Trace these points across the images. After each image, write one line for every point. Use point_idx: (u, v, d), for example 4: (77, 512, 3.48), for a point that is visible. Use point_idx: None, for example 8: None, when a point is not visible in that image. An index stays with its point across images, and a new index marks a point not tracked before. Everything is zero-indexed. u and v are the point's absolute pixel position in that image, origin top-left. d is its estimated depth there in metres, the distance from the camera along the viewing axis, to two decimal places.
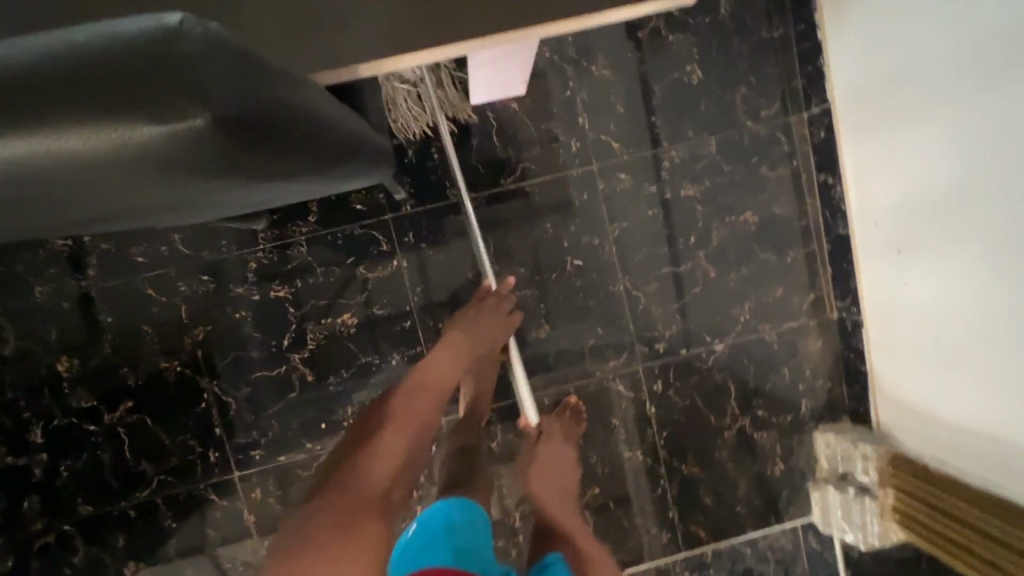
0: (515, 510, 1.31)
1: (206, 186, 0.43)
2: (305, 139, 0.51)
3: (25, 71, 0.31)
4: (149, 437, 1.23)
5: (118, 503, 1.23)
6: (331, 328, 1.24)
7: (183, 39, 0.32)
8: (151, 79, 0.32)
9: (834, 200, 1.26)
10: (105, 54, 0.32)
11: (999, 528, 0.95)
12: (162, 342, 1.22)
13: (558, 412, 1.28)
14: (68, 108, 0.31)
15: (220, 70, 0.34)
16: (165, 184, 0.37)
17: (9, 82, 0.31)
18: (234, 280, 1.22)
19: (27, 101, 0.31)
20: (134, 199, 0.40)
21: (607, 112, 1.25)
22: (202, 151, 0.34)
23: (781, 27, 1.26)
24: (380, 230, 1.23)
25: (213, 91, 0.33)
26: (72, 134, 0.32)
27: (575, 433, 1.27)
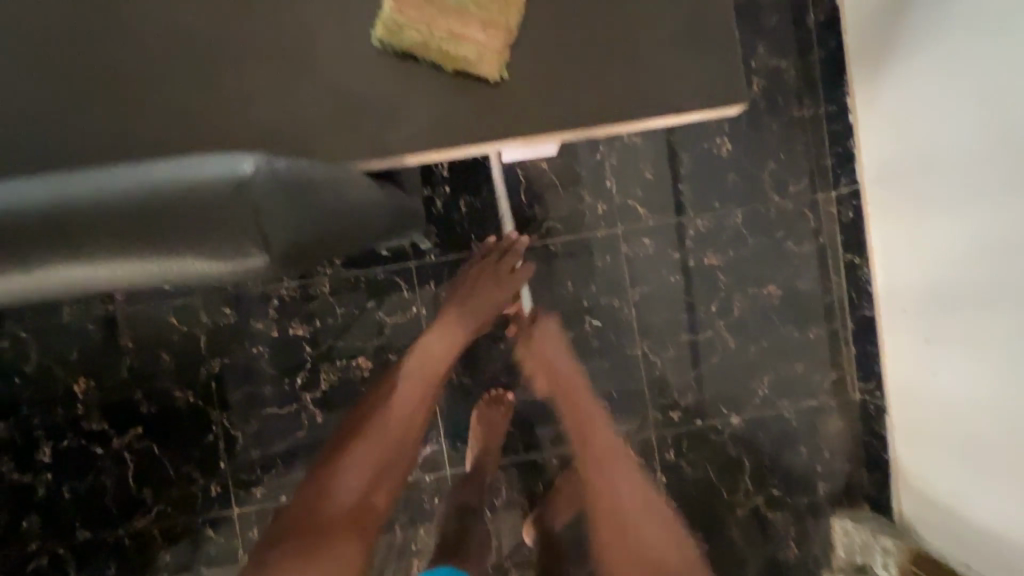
0: (514, 573, 1.26)
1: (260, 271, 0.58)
2: (344, 232, 0.63)
3: (135, 209, 0.46)
4: (154, 465, 1.22)
5: (114, 530, 1.22)
6: (345, 370, 1.24)
7: (251, 194, 0.47)
8: (227, 225, 0.46)
9: (860, 280, 1.25)
10: (195, 202, 0.46)
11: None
12: (178, 370, 1.23)
13: (564, 474, 1.25)
14: (162, 231, 0.46)
15: (279, 211, 0.49)
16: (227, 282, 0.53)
17: (124, 216, 0.46)
18: (255, 314, 1.23)
19: (136, 231, 0.46)
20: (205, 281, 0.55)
21: (635, 177, 1.27)
22: (260, 273, 0.49)
23: (812, 107, 1.28)
24: (402, 276, 1.25)
25: (273, 233, 0.48)
26: (166, 259, 0.47)
27: (578, 499, 1.22)
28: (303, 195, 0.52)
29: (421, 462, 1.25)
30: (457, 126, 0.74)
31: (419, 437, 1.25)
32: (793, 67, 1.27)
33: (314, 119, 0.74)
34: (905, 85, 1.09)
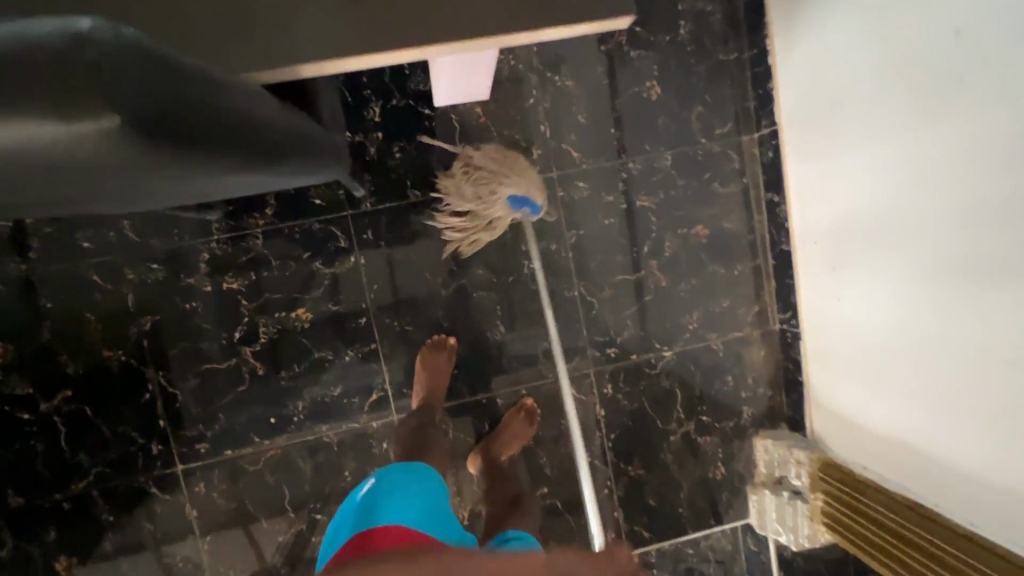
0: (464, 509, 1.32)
1: (140, 183, 0.45)
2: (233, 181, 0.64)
3: None
4: (88, 428, 1.19)
5: (51, 495, 1.19)
6: (285, 322, 1.23)
7: (91, 44, 0.33)
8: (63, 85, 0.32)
9: (778, 218, 1.33)
10: (25, 54, 0.31)
11: (958, 559, 0.94)
12: (106, 330, 1.19)
13: (513, 413, 1.29)
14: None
15: (134, 74, 0.36)
16: (82, 182, 0.39)
17: None
18: (186, 269, 1.20)
19: None
20: (64, 192, 0.42)
21: (569, 121, 1.28)
22: (119, 156, 0.36)
23: (737, 51, 1.32)
24: (338, 226, 1.23)
25: (127, 99, 0.35)
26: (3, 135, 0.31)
27: (525, 434, 1.29)
28: (176, 76, 0.41)
29: (368, 408, 1.28)
30: (355, 37, 0.71)
31: (365, 384, 1.27)
32: (719, 11, 1.30)
33: (203, 30, 0.69)
34: (823, 22, 1.12)
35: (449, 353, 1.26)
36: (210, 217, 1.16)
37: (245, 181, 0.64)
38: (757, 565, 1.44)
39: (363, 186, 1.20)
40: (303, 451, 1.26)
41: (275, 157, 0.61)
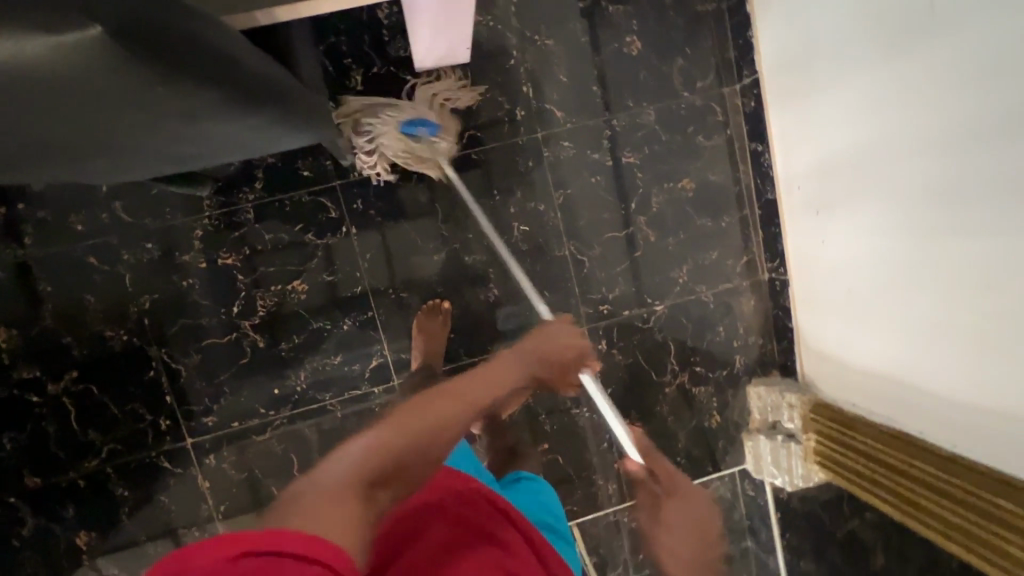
0: None
1: (132, 114, 0.51)
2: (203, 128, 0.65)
3: None
4: (97, 407, 1.22)
5: (66, 474, 1.22)
6: (282, 295, 1.25)
7: None
8: None
9: (763, 167, 1.34)
10: None
11: (929, 473, 1.01)
12: (107, 311, 1.21)
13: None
14: None
15: None
16: (80, 100, 0.45)
17: None
18: (180, 247, 1.21)
19: None
20: (68, 120, 0.47)
21: (551, 81, 1.29)
22: (100, 59, 0.41)
23: (715, 1, 1.32)
24: (327, 197, 1.25)
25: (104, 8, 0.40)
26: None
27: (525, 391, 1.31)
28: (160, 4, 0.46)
29: (369, 375, 1.31)
30: None
31: (364, 352, 1.30)
32: None
33: None
34: None
35: (444, 317, 1.29)
36: (201, 194, 1.18)
37: (231, 133, 0.69)
38: (755, 509, 1.49)
39: (349, 155, 1.21)
40: (308, 420, 1.29)
41: (261, 105, 0.66)
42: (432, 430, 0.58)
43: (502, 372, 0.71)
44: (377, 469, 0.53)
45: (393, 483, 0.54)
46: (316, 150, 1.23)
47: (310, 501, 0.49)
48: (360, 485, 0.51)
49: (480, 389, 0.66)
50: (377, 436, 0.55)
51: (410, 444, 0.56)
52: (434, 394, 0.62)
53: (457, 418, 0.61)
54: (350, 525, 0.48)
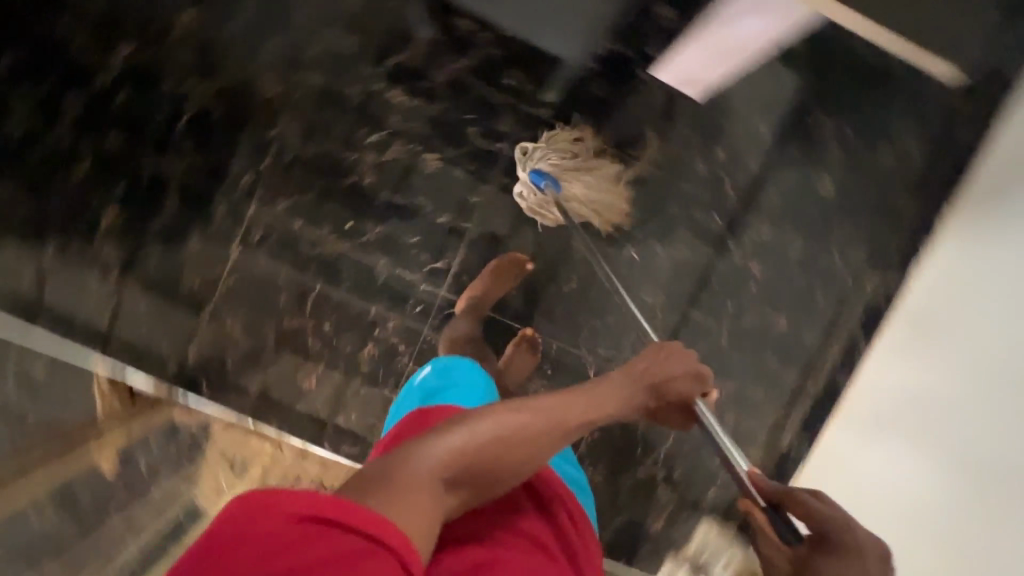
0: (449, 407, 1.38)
1: None
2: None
3: None
4: (208, 126, 1.25)
5: (141, 159, 1.23)
6: (414, 157, 1.30)
7: None
8: None
9: (849, 356, 1.39)
10: None
11: None
12: (277, 63, 1.25)
13: (518, 342, 1.34)
14: None
15: None
16: None
17: None
18: (370, 60, 1.26)
19: None
20: None
21: (742, 162, 1.35)
22: None
23: (914, 201, 1.36)
24: (508, 113, 1.30)
25: None
26: None
27: (527, 363, 1.33)
28: None
29: (427, 270, 1.35)
30: None
31: (438, 250, 1.35)
32: (921, 159, 1.35)
33: None
34: (1005, 221, 1.19)
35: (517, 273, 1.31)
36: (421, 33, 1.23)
37: None
38: None
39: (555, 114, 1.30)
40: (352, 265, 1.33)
41: None
42: (513, 443, 0.66)
43: (594, 403, 0.75)
44: (456, 467, 0.63)
45: (470, 486, 0.65)
46: (529, 70, 1.27)
47: (401, 484, 0.60)
48: (441, 483, 0.62)
49: (567, 419, 0.71)
50: (472, 437, 0.65)
51: (487, 457, 0.65)
52: (530, 414, 0.69)
53: (535, 430, 0.68)
54: (422, 517, 0.59)
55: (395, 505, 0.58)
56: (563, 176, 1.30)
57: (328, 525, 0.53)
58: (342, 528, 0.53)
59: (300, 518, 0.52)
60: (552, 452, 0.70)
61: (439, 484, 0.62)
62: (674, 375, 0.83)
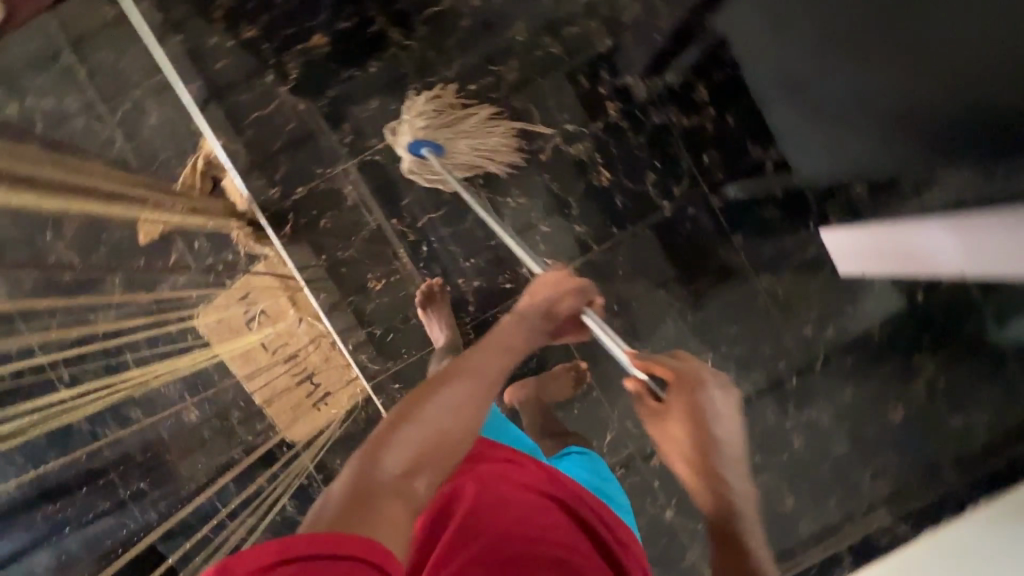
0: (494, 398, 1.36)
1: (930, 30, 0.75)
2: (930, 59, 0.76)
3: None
4: (448, 28, 1.31)
5: (378, 15, 1.29)
6: (590, 164, 1.33)
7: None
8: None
9: (826, 570, 1.40)
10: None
11: None
12: (536, 19, 1.32)
13: (565, 368, 1.36)
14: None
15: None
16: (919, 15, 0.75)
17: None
18: (609, 67, 1.32)
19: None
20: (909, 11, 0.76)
21: (841, 349, 1.40)
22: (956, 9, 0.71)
23: (960, 476, 1.39)
24: (687, 183, 1.35)
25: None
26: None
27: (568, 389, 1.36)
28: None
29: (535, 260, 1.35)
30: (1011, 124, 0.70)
31: (555, 250, 1.35)
32: (986, 445, 1.39)
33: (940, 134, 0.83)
34: None
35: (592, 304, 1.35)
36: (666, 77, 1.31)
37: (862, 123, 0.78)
38: None
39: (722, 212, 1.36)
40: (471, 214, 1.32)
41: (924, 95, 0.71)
42: (441, 414, 0.74)
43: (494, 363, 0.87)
44: (408, 457, 0.68)
45: (427, 467, 0.69)
46: (727, 162, 1.34)
47: (362, 497, 0.60)
48: (399, 476, 0.65)
49: (488, 380, 0.82)
50: (411, 428, 0.70)
51: (427, 432, 0.71)
52: (448, 382, 0.78)
53: (457, 396, 0.77)
54: (396, 517, 0.59)
55: (364, 516, 0.57)
56: (437, 135, 1.28)
57: (308, 559, 0.48)
58: (325, 555, 0.49)
59: (269, 564, 0.47)
60: (489, 407, 0.80)
61: (398, 481, 0.65)
62: (558, 296, 1.09)
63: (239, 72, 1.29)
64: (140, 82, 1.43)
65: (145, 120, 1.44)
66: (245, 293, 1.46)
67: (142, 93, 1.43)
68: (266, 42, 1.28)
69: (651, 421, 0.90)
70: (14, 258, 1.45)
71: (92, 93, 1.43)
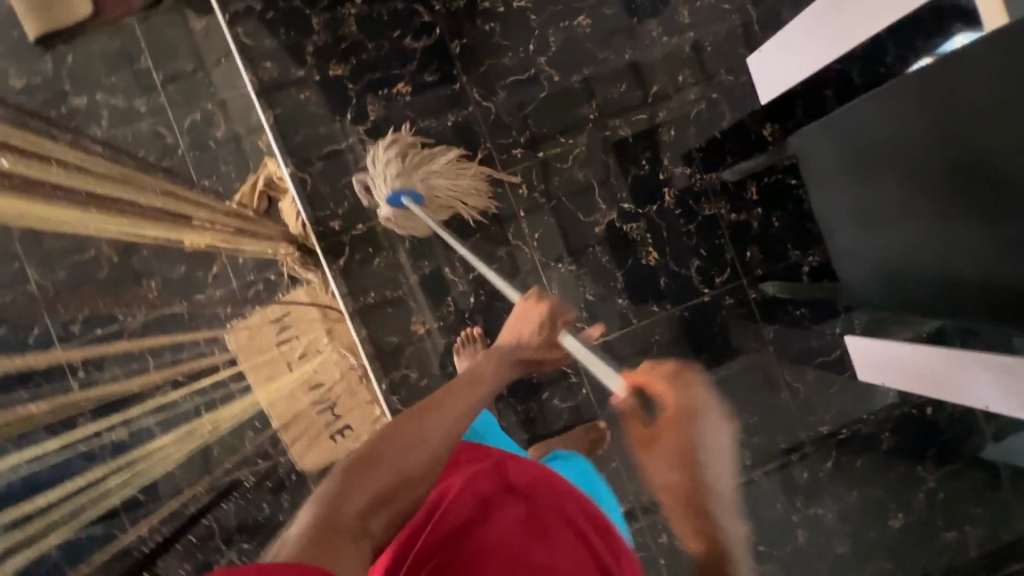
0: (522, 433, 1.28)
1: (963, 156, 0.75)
2: (980, 170, 0.74)
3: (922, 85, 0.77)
4: (526, 95, 1.36)
5: (462, 74, 1.35)
6: (640, 243, 1.39)
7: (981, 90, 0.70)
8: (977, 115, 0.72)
9: None
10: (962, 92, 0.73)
11: None
12: (610, 100, 1.38)
13: (586, 431, 1.36)
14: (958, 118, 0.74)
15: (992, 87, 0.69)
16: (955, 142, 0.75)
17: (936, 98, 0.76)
18: (671, 156, 1.39)
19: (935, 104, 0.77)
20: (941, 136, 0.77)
21: (852, 451, 1.46)
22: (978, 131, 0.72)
23: None
24: (729, 274, 1.41)
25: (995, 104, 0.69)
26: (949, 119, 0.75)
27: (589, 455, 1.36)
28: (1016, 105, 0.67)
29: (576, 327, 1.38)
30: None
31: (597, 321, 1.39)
32: (977, 563, 1.45)
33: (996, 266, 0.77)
34: None
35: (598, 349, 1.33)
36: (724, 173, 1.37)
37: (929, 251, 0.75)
38: None
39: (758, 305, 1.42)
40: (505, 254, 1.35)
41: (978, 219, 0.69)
42: (417, 439, 0.66)
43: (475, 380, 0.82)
44: (367, 490, 0.60)
45: (393, 500, 0.62)
46: (767, 260, 1.42)
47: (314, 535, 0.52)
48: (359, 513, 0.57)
49: (454, 414, 0.71)
50: (378, 455, 0.63)
51: (383, 483, 0.62)
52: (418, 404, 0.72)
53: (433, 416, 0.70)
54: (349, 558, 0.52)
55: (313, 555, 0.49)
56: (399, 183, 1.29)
57: None
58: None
59: None
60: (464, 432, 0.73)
61: (353, 523, 0.57)
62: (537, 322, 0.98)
63: (320, 106, 1.32)
64: (214, 95, 1.45)
65: (213, 132, 1.45)
66: (284, 316, 1.46)
67: (214, 105, 1.45)
68: (352, 81, 1.33)
69: (638, 445, 0.62)
70: (53, 247, 1.43)
71: (164, 98, 1.45)
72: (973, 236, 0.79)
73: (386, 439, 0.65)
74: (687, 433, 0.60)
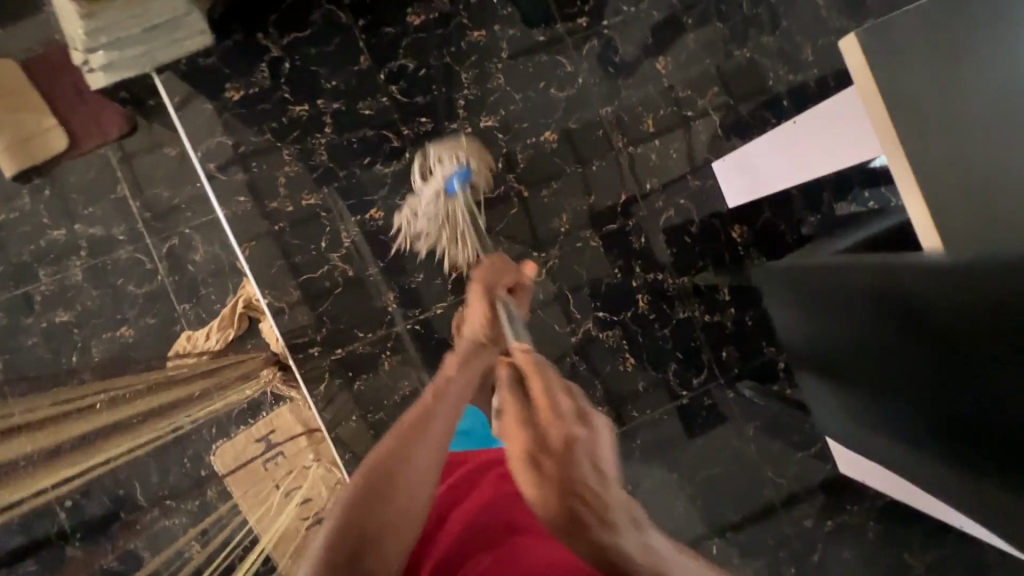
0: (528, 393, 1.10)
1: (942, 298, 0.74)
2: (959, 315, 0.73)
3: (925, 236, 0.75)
4: (498, 212, 1.39)
5: None
6: (618, 351, 1.41)
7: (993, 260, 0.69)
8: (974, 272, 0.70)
9: None
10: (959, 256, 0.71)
11: None
12: (579, 211, 1.41)
13: None
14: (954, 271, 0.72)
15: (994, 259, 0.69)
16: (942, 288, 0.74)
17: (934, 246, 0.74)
18: (643, 263, 1.42)
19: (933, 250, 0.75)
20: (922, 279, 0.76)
21: (840, 541, 1.46)
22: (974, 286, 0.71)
23: None
24: (706, 374, 1.43)
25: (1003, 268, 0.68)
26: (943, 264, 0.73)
27: None
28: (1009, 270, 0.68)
29: None
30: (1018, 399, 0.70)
31: None
32: None
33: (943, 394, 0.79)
34: None
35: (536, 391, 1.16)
36: (696, 279, 1.40)
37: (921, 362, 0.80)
38: None
39: (738, 401, 1.43)
40: None
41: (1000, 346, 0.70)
42: (389, 478, 0.66)
43: (434, 393, 0.79)
44: (352, 546, 0.59)
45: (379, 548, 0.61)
46: (743, 359, 1.44)
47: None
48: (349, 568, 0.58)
49: (434, 444, 0.72)
50: (351, 503, 0.64)
51: (372, 521, 0.62)
52: (390, 437, 0.72)
53: (392, 447, 0.69)
54: None
55: None
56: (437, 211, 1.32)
57: None
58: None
59: None
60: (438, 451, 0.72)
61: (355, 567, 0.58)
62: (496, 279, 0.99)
63: (296, 236, 1.35)
64: (191, 219, 1.47)
65: (191, 256, 1.47)
66: (268, 434, 1.48)
67: (192, 230, 1.47)
68: (326, 209, 1.35)
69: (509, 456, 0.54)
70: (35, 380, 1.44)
71: (142, 225, 1.46)
72: (922, 366, 0.80)
73: (361, 488, 0.65)
74: (527, 450, 0.51)
